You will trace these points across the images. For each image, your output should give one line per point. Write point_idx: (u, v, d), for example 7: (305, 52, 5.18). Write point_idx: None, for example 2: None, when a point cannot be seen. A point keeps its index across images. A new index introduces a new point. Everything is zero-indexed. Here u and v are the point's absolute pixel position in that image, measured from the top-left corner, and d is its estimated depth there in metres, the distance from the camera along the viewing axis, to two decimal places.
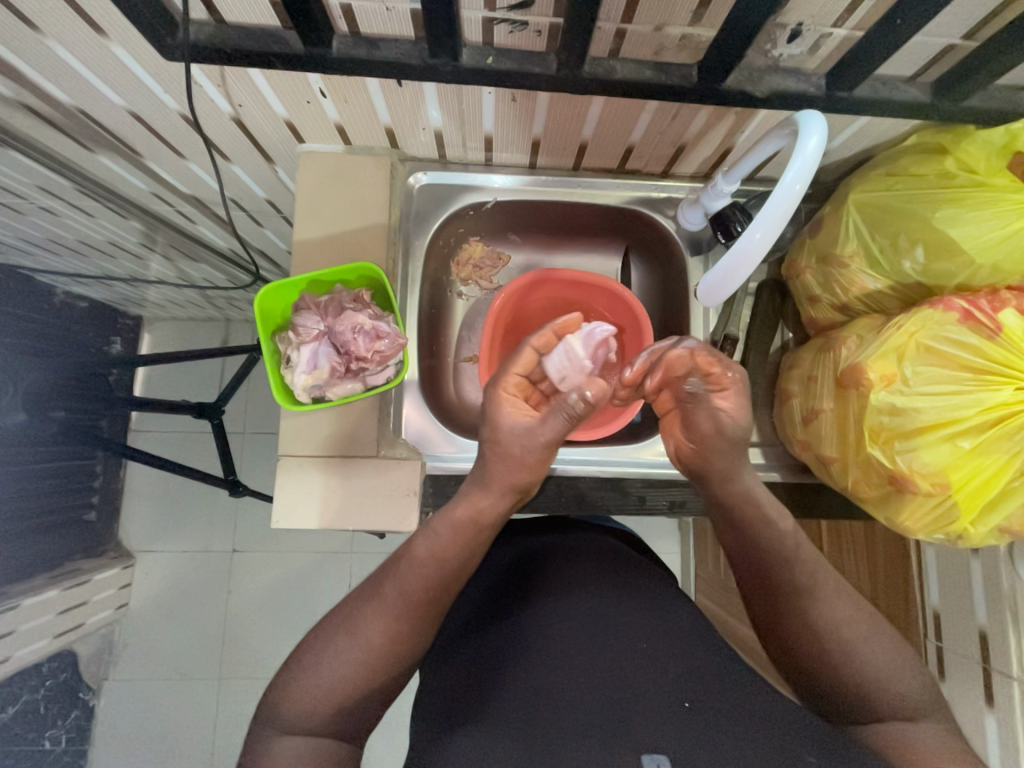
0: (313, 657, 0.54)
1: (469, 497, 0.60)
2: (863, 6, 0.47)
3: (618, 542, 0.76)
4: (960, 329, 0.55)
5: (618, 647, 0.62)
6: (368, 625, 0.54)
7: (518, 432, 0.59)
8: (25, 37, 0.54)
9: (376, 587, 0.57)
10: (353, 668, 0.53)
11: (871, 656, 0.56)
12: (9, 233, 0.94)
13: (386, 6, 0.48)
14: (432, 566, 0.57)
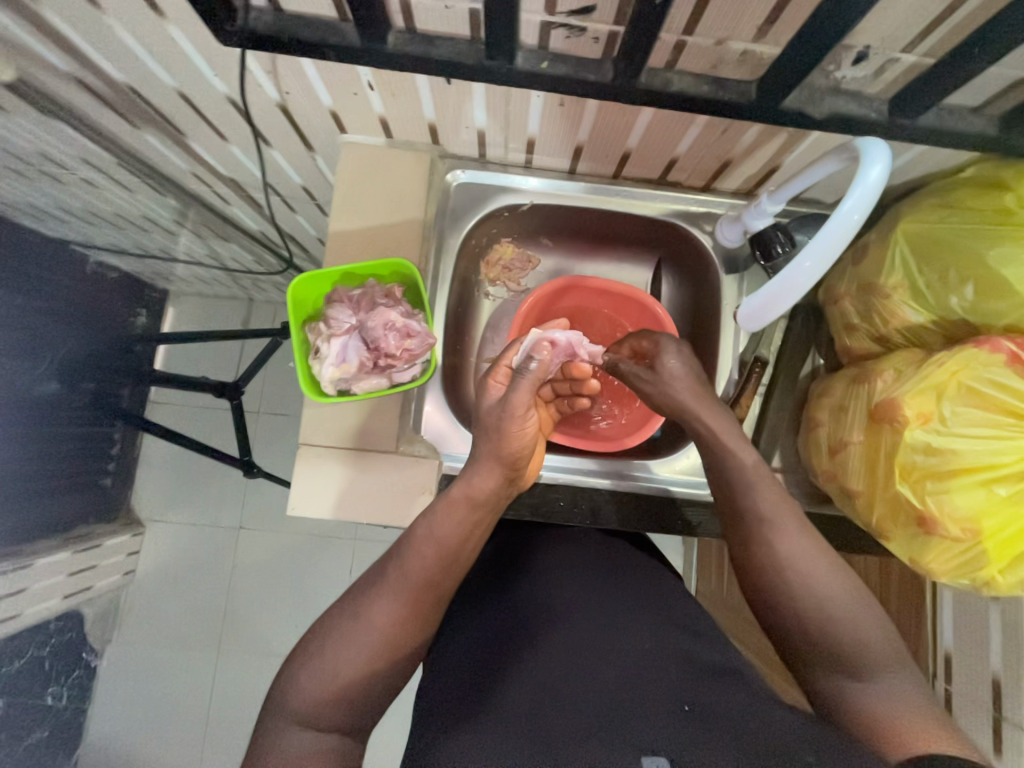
0: (320, 643, 0.54)
1: (466, 477, 0.61)
2: (936, 32, 0.45)
3: (620, 544, 0.78)
4: (1005, 371, 0.53)
5: (613, 642, 0.62)
6: (374, 610, 0.55)
7: (493, 406, 0.63)
8: (84, 11, 0.54)
9: (380, 571, 0.58)
10: (360, 654, 0.53)
11: (840, 605, 0.54)
12: (49, 201, 0.95)
13: (446, 4, 0.48)
14: (434, 546, 0.57)
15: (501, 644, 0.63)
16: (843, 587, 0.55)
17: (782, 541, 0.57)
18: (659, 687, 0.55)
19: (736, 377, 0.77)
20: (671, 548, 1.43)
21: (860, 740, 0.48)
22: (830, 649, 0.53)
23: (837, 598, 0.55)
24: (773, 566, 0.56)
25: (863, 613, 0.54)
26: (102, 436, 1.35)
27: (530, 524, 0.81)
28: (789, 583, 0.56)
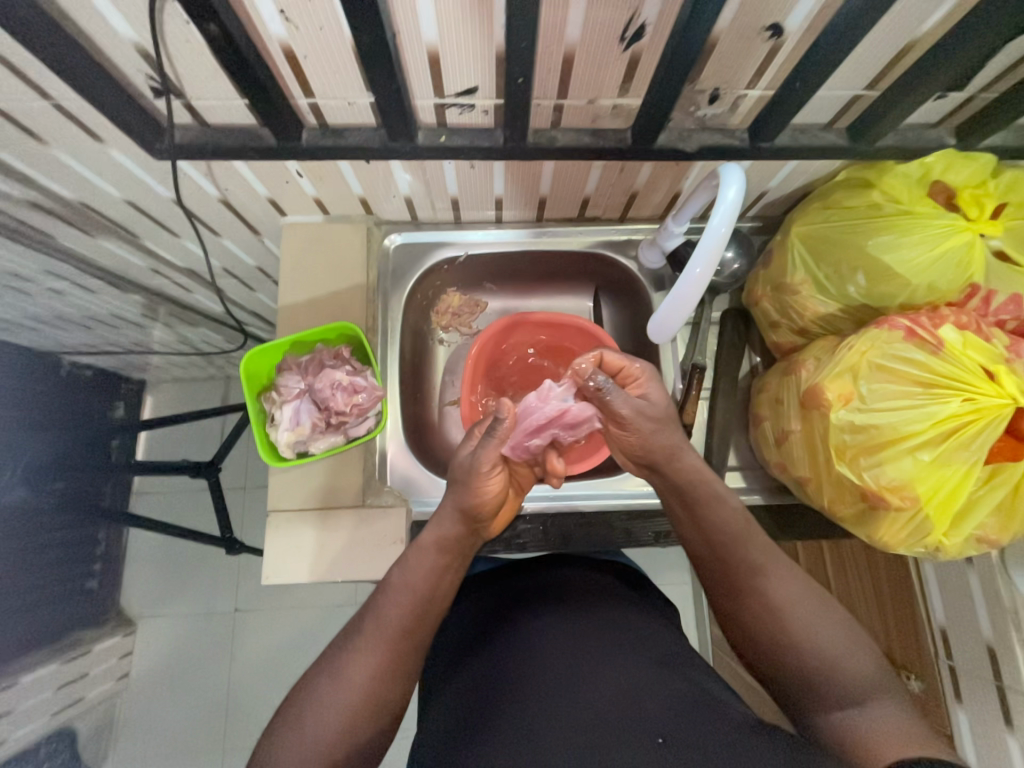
0: (299, 706, 0.54)
1: (435, 524, 0.63)
2: (768, 69, 0.53)
3: (602, 576, 0.75)
4: (906, 346, 0.57)
5: (593, 673, 0.59)
6: (355, 662, 0.55)
7: (462, 457, 0.64)
8: (33, 148, 0.61)
9: (358, 625, 0.58)
10: (341, 711, 0.52)
11: (841, 649, 0.54)
12: (16, 314, 1.00)
13: (348, 102, 0.55)
14: (410, 597, 0.58)
15: (479, 693, 0.61)
16: (841, 631, 0.55)
17: (775, 586, 0.58)
18: (642, 722, 0.52)
19: (680, 385, 0.79)
20: (673, 565, 1.42)
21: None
22: (824, 683, 0.53)
23: (826, 635, 0.55)
24: (750, 597, 0.58)
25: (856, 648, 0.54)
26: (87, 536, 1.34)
27: (512, 561, 0.81)
28: (788, 629, 0.55)
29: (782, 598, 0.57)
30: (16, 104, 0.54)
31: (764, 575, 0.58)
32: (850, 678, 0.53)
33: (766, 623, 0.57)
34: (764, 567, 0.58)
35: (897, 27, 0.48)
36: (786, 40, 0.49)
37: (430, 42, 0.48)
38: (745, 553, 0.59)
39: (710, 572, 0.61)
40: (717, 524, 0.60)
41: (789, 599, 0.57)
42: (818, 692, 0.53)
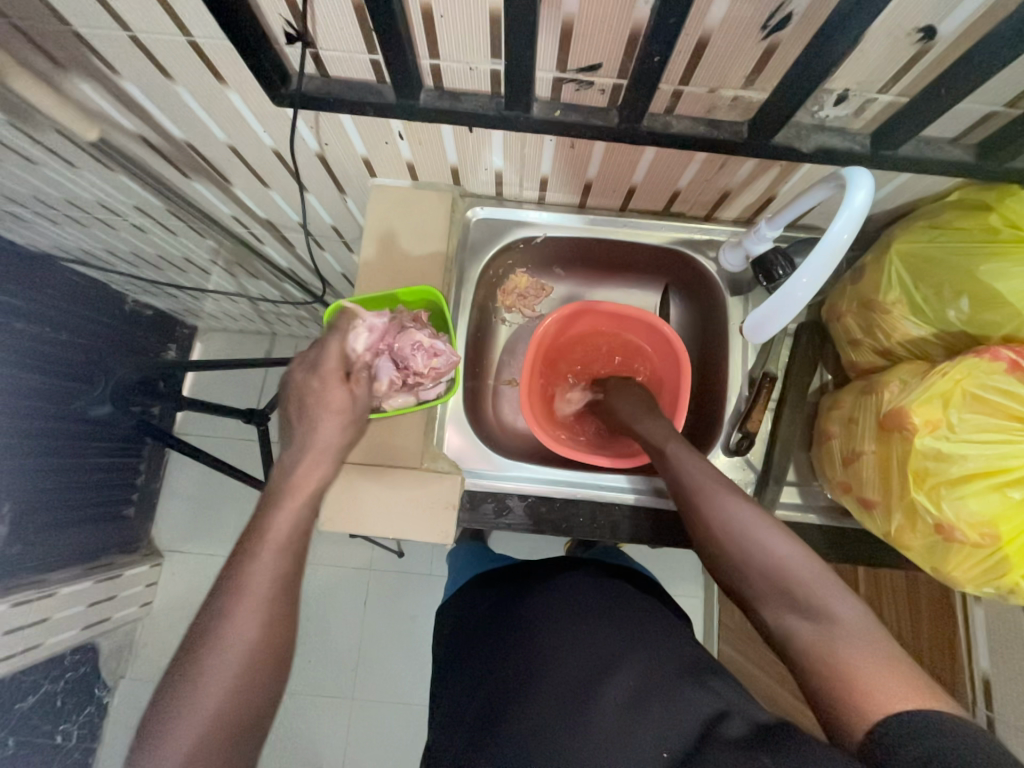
0: (181, 681, 0.45)
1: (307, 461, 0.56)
2: (907, 75, 0.51)
3: (613, 582, 0.76)
4: (1008, 379, 0.55)
5: (600, 674, 0.61)
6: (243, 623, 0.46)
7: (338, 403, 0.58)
8: (159, 83, 0.63)
9: (236, 581, 0.48)
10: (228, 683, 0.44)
11: (796, 568, 0.51)
12: (101, 245, 1.04)
13: (470, 66, 0.55)
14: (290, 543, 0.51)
15: (492, 689, 0.65)
16: (792, 547, 0.52)
17: (714, 506, 0.57)
18: (644, 732, 0.54)
19: (746, 392, 0.80)
20: (692, 577, 1.41)
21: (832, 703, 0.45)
22: (791, 612, 0.50)
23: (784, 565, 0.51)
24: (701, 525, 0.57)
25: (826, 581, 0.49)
26: (130, 466, 1.40)
27: (530, 566, 0.84)
28: (726, 545, 0.55)
29: (720, 514, 0.56)
30: (154, 38, 0.56)
31: (702, 498, 0.58)
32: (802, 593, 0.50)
33: (711, 541, 0.56)
34: (703, 491, 0.58)
35: None
36: (936, 44, 0.47)
37: (569, 11, 0.47)
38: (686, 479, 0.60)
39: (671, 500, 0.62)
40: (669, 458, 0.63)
41: (729, 517, 0.55)
42: (772, 604, 0.51)
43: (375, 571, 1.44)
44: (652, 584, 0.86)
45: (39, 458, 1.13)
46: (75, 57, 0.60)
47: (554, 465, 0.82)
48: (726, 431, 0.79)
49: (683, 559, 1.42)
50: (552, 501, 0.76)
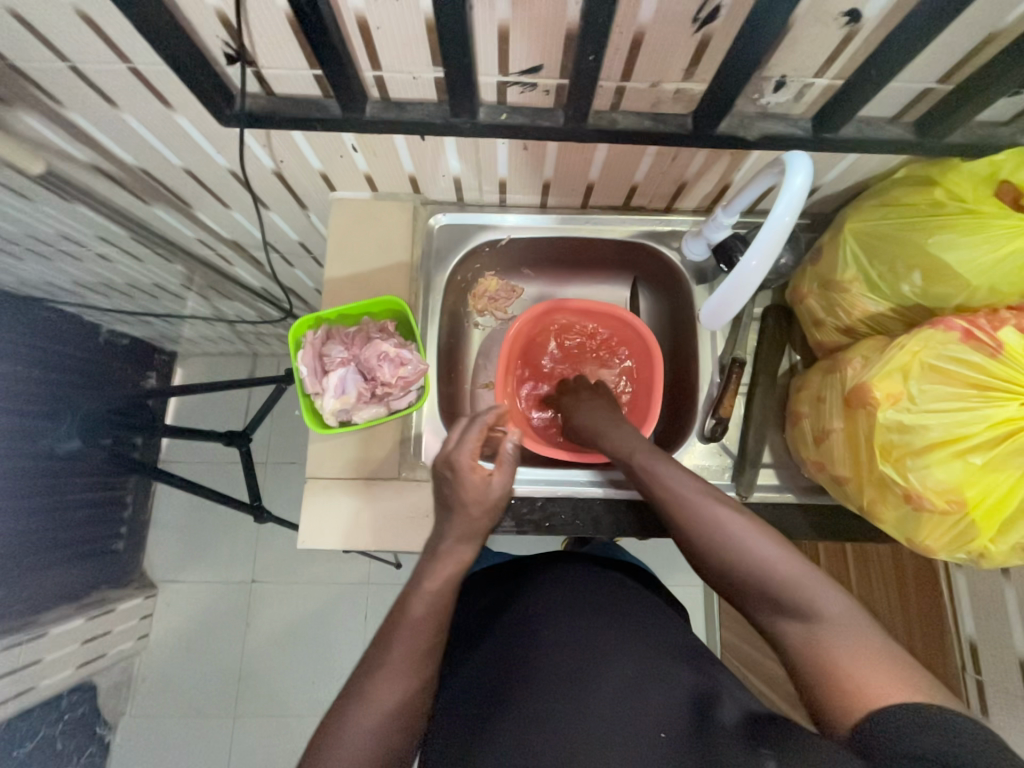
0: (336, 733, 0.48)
1: (452, 552, 0.58)
2: (840, 57, 0.52)
3: (607, 574, 0.77)
4: (961, 347, 0.56)
5: (598, 662, 0.61)
6: (382, 692, 0.49)
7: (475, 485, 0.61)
8: (106, 111, 0.63)
9: (383, 650, 0.51)
10: (365, 758, 0.47)
11: (785, 569, 0.51)
12: (65, 277, 1.03)
13: (413, 75, 0.55)
14: (433, 620, 0.53)
15: (486, 683, 0.63)
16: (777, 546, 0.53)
17: (699, 509, 0.57)
18: (644, 718, 0.55)
19: (718, 379, 0.80)
20: (688, 565, 1.42)
21: (828, 700, 0.44)
22: (781, 610, 0.50)
23: (770, 559, 0.52)
24: (686, 530, 0.57)
25: (810, 573, 0.51)
26: (115, 499, 1.38)
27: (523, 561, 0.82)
28: (712, 547, 0.55)
29: (706, 517, 0.56)
30: (94, 66, 0.56)
31: (687, 502, 0.58)
32: (788, 590, 0.50)
33: (698, 547, 0.56)
34: (688, 496, 0.58)
35: (984, 17, 0.47)
36: (863, 26, 0.48)
37: (503, 16, 0.48)
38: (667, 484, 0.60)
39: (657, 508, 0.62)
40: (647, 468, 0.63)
41: (714, 520, 0.56)
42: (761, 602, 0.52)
43: (373, 584, 1.45)
44: (645, 574, 0.84)
45: (19, 497, 1.12)
46: (18, 91, 0.60)
47: (535, 465, 0.82)
48: (700, 419, 0.80)
49: (677, 549, 1.42)
50: (533, 500, 0.76)
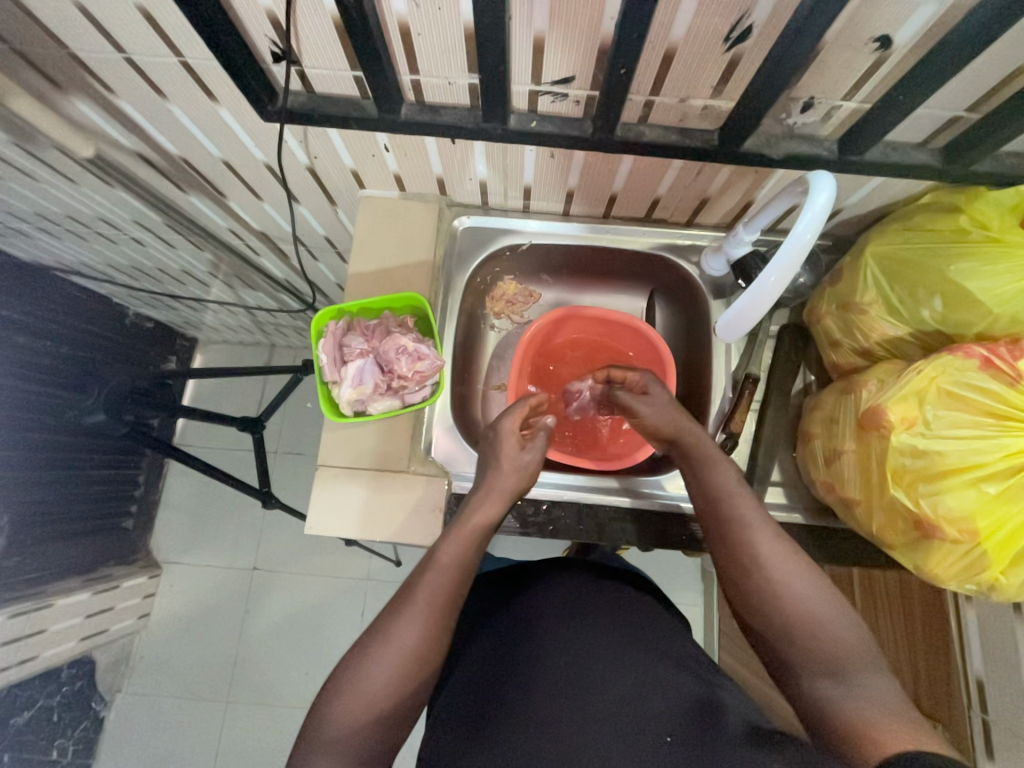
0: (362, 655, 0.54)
1: (482, 506, 0.65)
2: (869, 82, 0.53)
3: (614, 578, 0.77)
4: (980, 375, 0.56)
5: (604, 670, 0.61)
6: (401, 633, 0.55)
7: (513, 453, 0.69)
8: (154, 102, 0.66)
9: (409, 594, 0.58)
10: (380, 688, 0.52)
11: (829, 623, 0.53)
12: (100, 258, 1.07)
13: (449, 81, 0.57)
14: (453, 572, 0.59)
15: (488, 681, 0.64)
16: (828, 598, 0.54)
17: (760, 542, 0.58)
18: (647, 724, 0.55)
19: (730, 394, 0.80)
20: (689, 582, 1.40)
21: (843, 745, 0.47)
22: (810, 651, 0.52)
23: (811, 601, 0.54)
24: (734, 554, 0.59)
25: (845, 623, 0.53)
26: (129, 477, 1.41)
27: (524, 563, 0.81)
28: (767, 583, 0.56)
29: (765, 551, 0.57)
30: (148, 59, 0.59)
31: (752, 530, 0.59)
32: (827, 644, 0.52)
33: (747, 577, 0.57)
34: (754, 523, 0.59)
35: (1016, 49, 0.48)
36: (893, 52, 0.49)
37: (539, 28, 0.50)
38: (735, 505, 0.61)
39: (708, 526, 0.63)
40: (711, 480, 0.63)
41: (772, 556, 0.57)
42: (793, 650, 0.53)
43: (373, 579, 1.46)
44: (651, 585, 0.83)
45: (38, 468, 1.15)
46: (75, 79, 0.63)
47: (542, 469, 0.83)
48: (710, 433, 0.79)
49: (680, 566, 1.41)
50: (539, 503, 0.76)
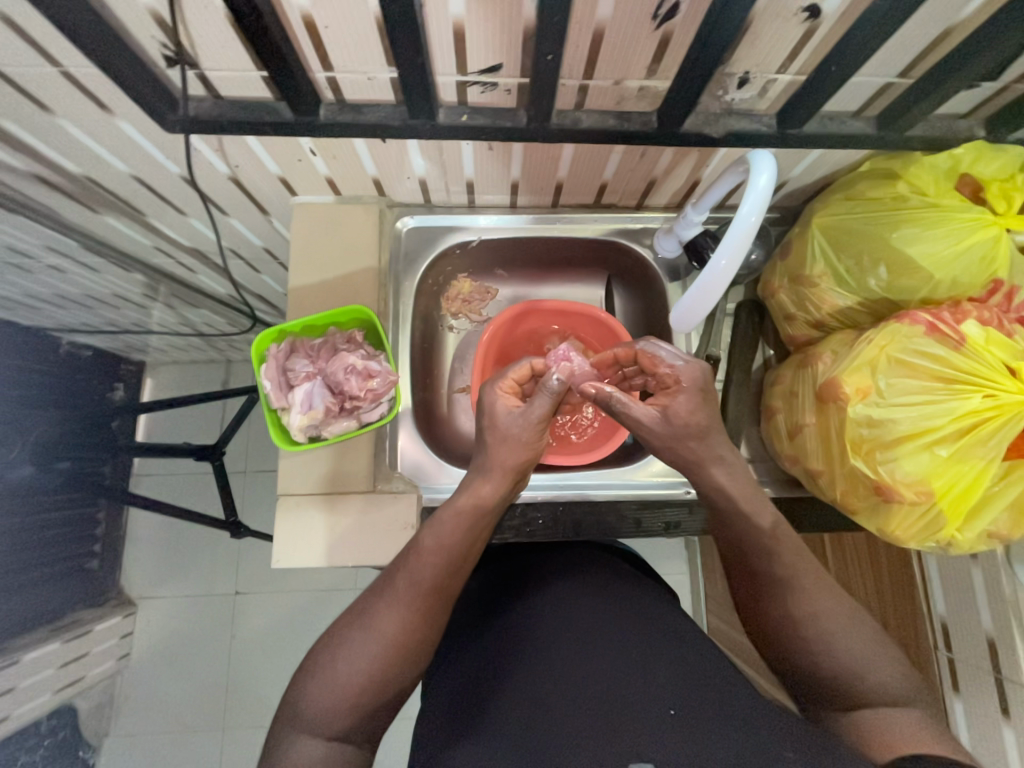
0: (346, 636, 0.57)
1: (471, 486, 0.63)
2: (801, 53, 0.51)
3: (606, 558, 0.76)
4: (927, 340, 0.57)
5: (599, 655, 0.61)
6: (383, 621, 0.57)
7: (513, 415, 0.63)
8: (42, 118, 0.59)
9: (390, 585, 0.59)
10: (358, 677, 0.55)
11: (868, 661, 0.54)
12: (15, 291, 0.98)
13: (367, 76, 0.53)
14: (440, 558, 0.59)
15: (477, 677, 0.62)
16: (866, 638, 0.55)
17: (796, 596, 0.57)
18: (653, 694, 0.56)
19: None
20: (673, 554, 1.44)
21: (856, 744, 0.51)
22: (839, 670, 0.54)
23: (843, 621, 0.56)
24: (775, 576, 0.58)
25: (870, 641, 0.55)
26: (85, 516, 1.33)
27: (519, 550, 0.79)
28: (808, 639, 0.55)
29: (803, 607, 0.56)
30: (21, 70, 0.52)
31: (785, 585, 0.57)
32: (863, 686, 0.53)
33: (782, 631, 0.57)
34: (788, 579, 0.57)
35: (939, 11, 0.47)
36: (822, 22, 0.48)
37: (456, 15, 0.46)
38: (766, 563, 0.58)
39: (734, 547, 0.60)
40: (739, 535, 0.59)
41: (813, 579, 0.57)
42: (824, 669, 0.54)
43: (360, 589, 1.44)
44: (635, 560, 0.82)
45: None
46: None
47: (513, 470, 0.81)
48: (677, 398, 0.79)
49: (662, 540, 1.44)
50: (513, 507, 0.75)
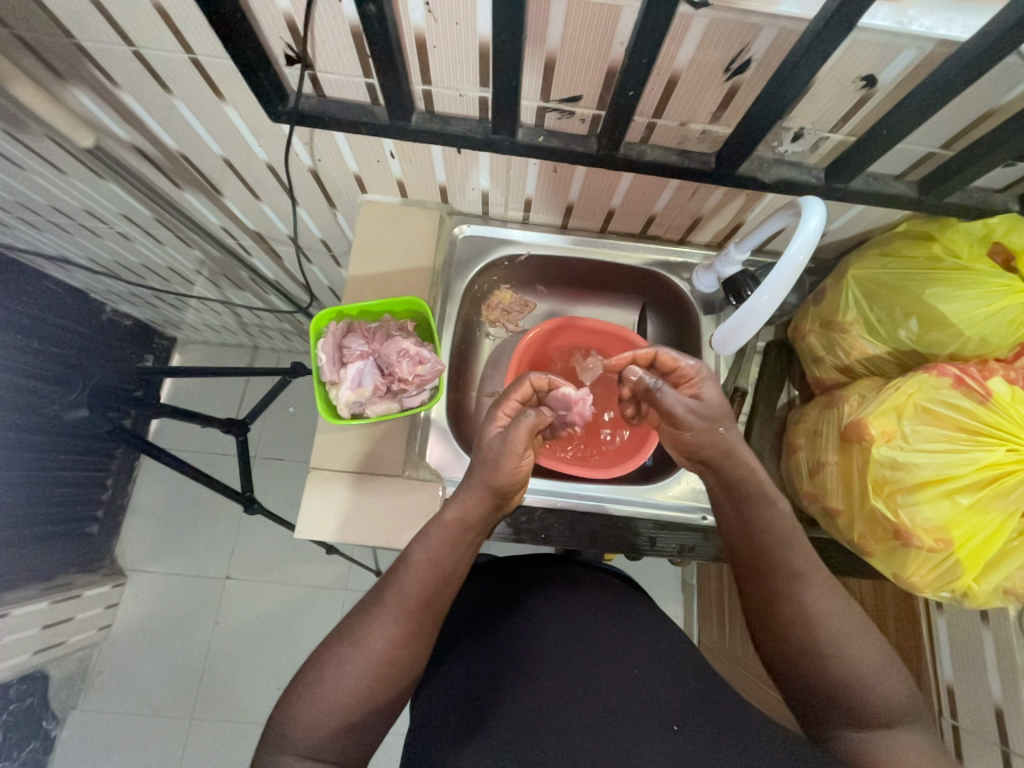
0: (340, 650, 0.58)
1: (460, 498, 0.64)
2: (854, 117, 0.57)
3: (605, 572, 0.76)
4: (953, 393, 0.59)
5: (603, 668, 0.63)
6: (373, 635, 0.58)
7: (496, 438, 0.64)
8: (159, 97, 0.65)
9: (379, 595, 0.60)
10: (352, 688, 0.56)
11: (878, 681, 0.55)
12: (81, 252, 1.04)
13: (460, 93, 0.59)
14: (424, 570, 0.60)
15: (479, 683, 0.63)
16: (876, 651, 0.56)
17: (811, 595, 0.58)
18: (654, 711, 0.59)
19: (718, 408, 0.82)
20: (670, 594, 1.41)
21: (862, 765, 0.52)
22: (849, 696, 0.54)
23: (860, 650, 0.56)
24: (785, 601, 0.58)
25: (884, 664, 0.56)
26: (96, 481, 1.35)
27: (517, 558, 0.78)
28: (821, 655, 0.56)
29: (818, 606, 0.57)
30: (155, 53, 0.59)
31: (802, 586, 0.58)
32: (873, 700, 0.54)
33: (795, 629, 0.57)
34: (804, 576, 0.59)
35: (984, 94, 0.52)
36: (878, 91, 0.53)
37: (552, 47, 0.52)
38: (787, 556, 0.59)
39: (749, 565, 0.61)
40: (760, 534, 0.61)
41: (827, 607, 0.57)
42: (833, 696, 0.55)
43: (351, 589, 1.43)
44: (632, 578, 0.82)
45: None
46: (76, 67, 0.62)
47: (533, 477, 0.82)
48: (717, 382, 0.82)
49: (661, 577, 1.42)
50: (532, 510, 0.76)
